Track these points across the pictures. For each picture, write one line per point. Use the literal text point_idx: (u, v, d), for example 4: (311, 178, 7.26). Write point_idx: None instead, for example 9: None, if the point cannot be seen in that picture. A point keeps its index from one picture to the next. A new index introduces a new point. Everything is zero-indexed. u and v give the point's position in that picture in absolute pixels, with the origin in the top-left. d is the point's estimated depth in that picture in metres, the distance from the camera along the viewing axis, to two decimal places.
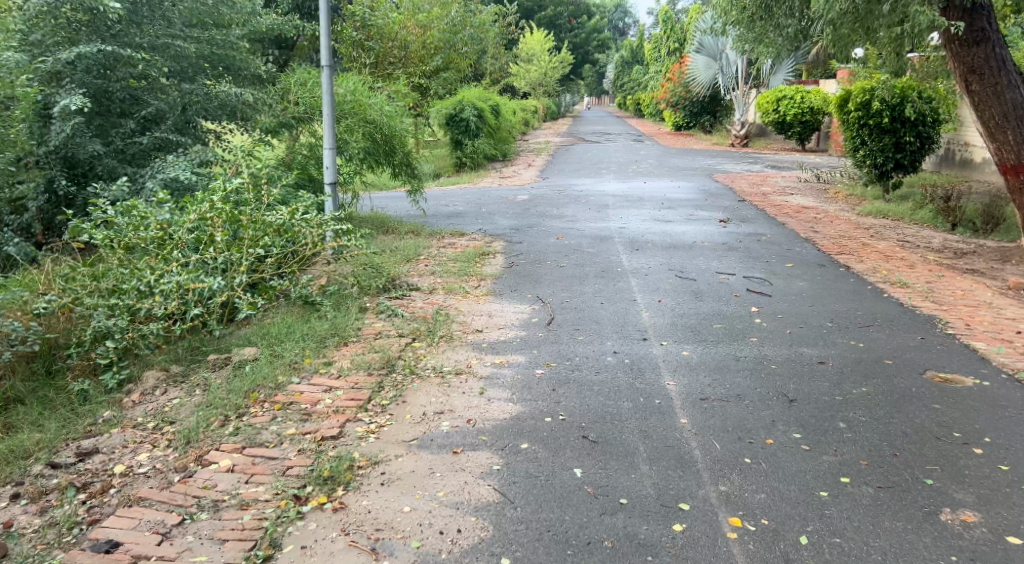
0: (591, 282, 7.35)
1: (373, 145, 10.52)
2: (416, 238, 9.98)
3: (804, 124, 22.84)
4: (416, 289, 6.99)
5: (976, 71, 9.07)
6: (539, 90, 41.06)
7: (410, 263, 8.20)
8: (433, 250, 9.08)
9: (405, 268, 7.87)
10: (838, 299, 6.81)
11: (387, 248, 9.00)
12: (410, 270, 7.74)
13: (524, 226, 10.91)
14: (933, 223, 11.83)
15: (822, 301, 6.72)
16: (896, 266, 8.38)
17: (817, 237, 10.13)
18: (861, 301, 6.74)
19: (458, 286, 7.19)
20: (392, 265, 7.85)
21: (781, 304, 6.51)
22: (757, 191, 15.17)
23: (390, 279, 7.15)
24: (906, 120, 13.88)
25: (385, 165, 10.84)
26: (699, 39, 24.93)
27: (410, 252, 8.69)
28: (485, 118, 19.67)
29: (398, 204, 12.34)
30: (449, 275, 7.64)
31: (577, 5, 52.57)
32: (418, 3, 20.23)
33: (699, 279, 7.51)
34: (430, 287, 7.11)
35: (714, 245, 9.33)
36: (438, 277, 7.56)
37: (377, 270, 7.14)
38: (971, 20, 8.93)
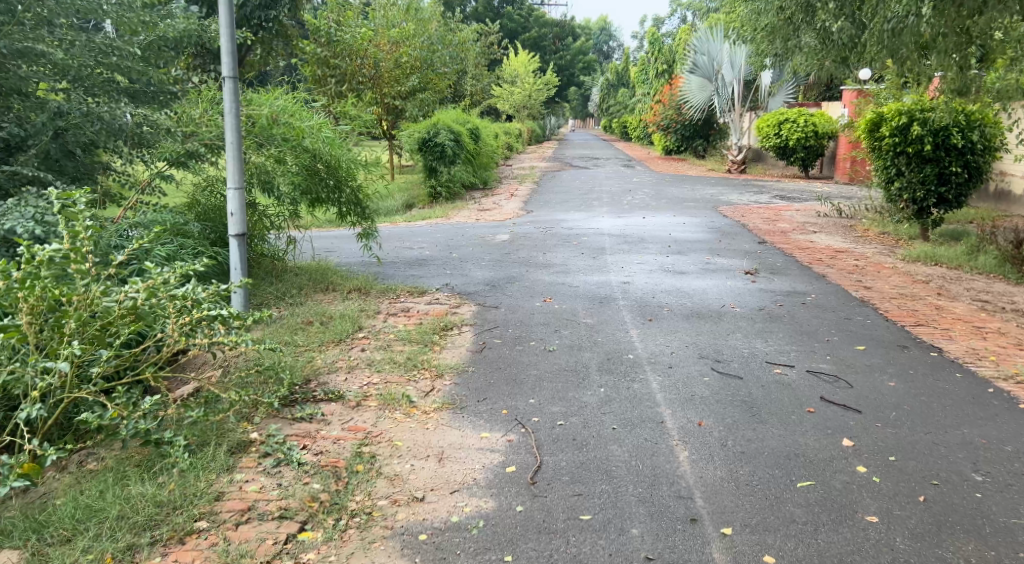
0: (595, 383, 5.12)
1: (310, 177, 8.23)
2: (361, 299, 7.74)
3: (809, 149, 20.81)
4: (333, 403, 4.72)
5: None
6: (524, 114, 38.88)
7: (335, 350, 5.93)
8: (379, 320, 6.84)
9: (325, 361, 5.57)
10: (959, 416, 4.61)
11: (317, 319, 6.74)
12: (330, 366, 5.44)
13: (501, 280, 8.67)
14: (1002, 271, 9.76)
15: (939, 421, 4.52)
16: (1003, 347, 6.19)
17: (874, 297, 7.94)
18: (993, 420, 4.56)
19: (397, 392, 4.92)
20: (308, 359, 5.56)
21: (885, 433, 4.31)
22: (775, 228, 13.04)
23: (296, 387, 4.87)
24: (952, 147, 11.68)
25: (325, 203, 8.54)
26: (694, 56, 22.30)
27: (345, 326, 6.43)
28: (463, 143, 17.49)
29: (349, 248, 10.15)
30: (389, 372, 5.36)
31: (562, 26, 50.71)
32: (391, 19, 18.12)
33: (749, 379, 5.26)
34: (355, 396, 4.82)
35: (748, 311, 7.12)
36: (371, 376, 5.29)
37: (280, 371, 4.85)
38: None
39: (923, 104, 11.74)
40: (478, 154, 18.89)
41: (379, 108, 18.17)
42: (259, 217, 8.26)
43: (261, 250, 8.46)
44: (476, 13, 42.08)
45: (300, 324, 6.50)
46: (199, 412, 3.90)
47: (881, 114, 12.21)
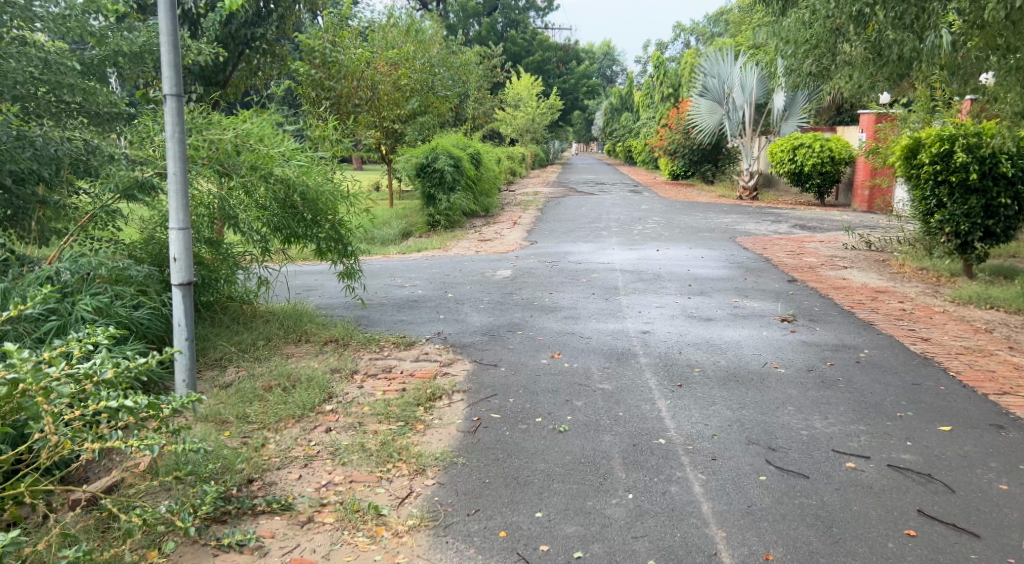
0: (620, 486, 4.14)
1: (287, 215, 6.67)
2: (332, 352, 6.55)
3: (825, 175, 19.50)
4: (275, 520, 3.80)
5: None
6: (527, 137, 37.70)
7: (293, 432, 4.75)
8: (351, 385, 5.62)
9: (276, 451, 4.46)
10: None
11: (280, 384, 5.53)
12: (281, 458, 4.36)
13: (501, 328, 7.43)
14: None
15: None
16: None
17: (937, 352, 6.62)
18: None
19: (361, 500, 3.97)
20: (253, 448, 4.43)
21: None
22: (802, 262, 11.76)
23: (229, 494, 3.93)
24: (1001, 175, 9.41)
25: (301, 240, 6.89)
26: (703, 79, 20.95)
27: (313, 394, 5.28)
28: (463, 169, 16.35)
29: (327, 290, 8.98)
30: (354, 466, 4.29)
31: (566, 50, 49.98)
32: (390, 40, 16.95)
33: (817, 478, 4.22)
34: (306, 507, 3.89)
35: (795, 373, 5.93)
36: (333, 472, 4.24)
37: (207, 475, 3.94)
38: None
39: (967, 128, 9.50)
40: (480, 181, 17.76)
41: (378, 132, 16.98)
42: (225, 256, 6.70)
43: (230, 292, 6.95)
44: (478, 36, 41.67)
45: (257, 391, 5.33)
46: (77, 552, 3.01)
47: (917, 137, 9.83)
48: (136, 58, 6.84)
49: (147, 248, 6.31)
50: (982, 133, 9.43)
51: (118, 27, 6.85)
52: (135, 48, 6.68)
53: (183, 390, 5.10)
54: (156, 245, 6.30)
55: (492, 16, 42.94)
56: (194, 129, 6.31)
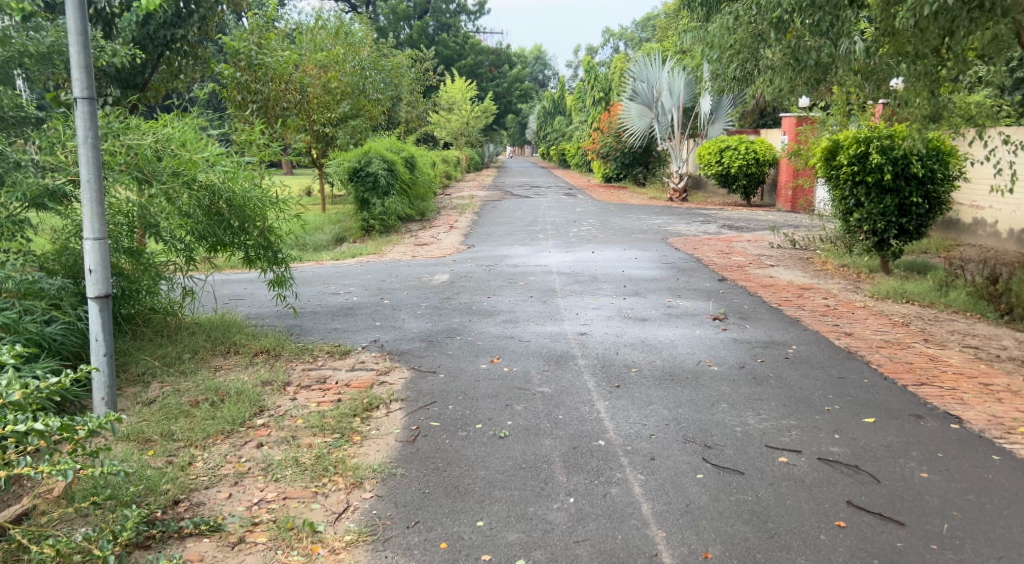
0: (560, 490, 4.11)
1: (212, 223, 6.40)
2: (263, 363, 6.37)
3: (751, 176, 19.89)
4: (205, 542, 3.69)
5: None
6: (461, 141, 37.58)
7: (222, 449, 4.60)
8: (282, 398, 5.45)
9: (204, 469, 4.32)
10: (1008, 526, 3.81)
11: (207, 398, 5.35)
12: (210, 476, 4.23)
13: (439, 334, 7.34)
14: (972, 308, 8.35)
15: (995, 537, 3.72)
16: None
17: (859, 345, 6.78)
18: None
19: (294, 518, 3.87)
20: (179, 467, 4.29)
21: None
22: (731, 261, 11.94)
23: (153, 518, 3.82)
24: (913, 175, 9.68)
25: (228, 247, 6.64)
26: (632, 82, 20.95)
27: (245, 408, 5.11)
28: (397, 173, 16.19)
29: (256, 300, 8.77)
30: (288, 482, 4.19)
31: (498, 54, 50.09)
32: (318, 42, 16.68)
33: (753, 473, 4.26)
34: (237, 527, 3.79)
35: (727, 371, 6.00)
36: (265, 488, 4.13)
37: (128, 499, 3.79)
38: None
39: (881, 130, 9.76)
40: (414, 185, 17.60)
41: (308, 135, 16.69)
42: (146, 266, 6.44)
43: (153, 304, 6.67)
44: (410, 39, 41.59)
45: (184, 407, 5.15)
46: None
47: (836, 139, 10.08)
48: (43, 59, 6.55)
49: (61, 260, 6.04)
50: (895, 135, 9.69)
51: (23, 27, 6.55)
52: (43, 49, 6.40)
53: (101, 408, 4.94)
54: (70, 256, 6.03)
55: (423, 19, 42.76)
56: (110, 133, 6.03)
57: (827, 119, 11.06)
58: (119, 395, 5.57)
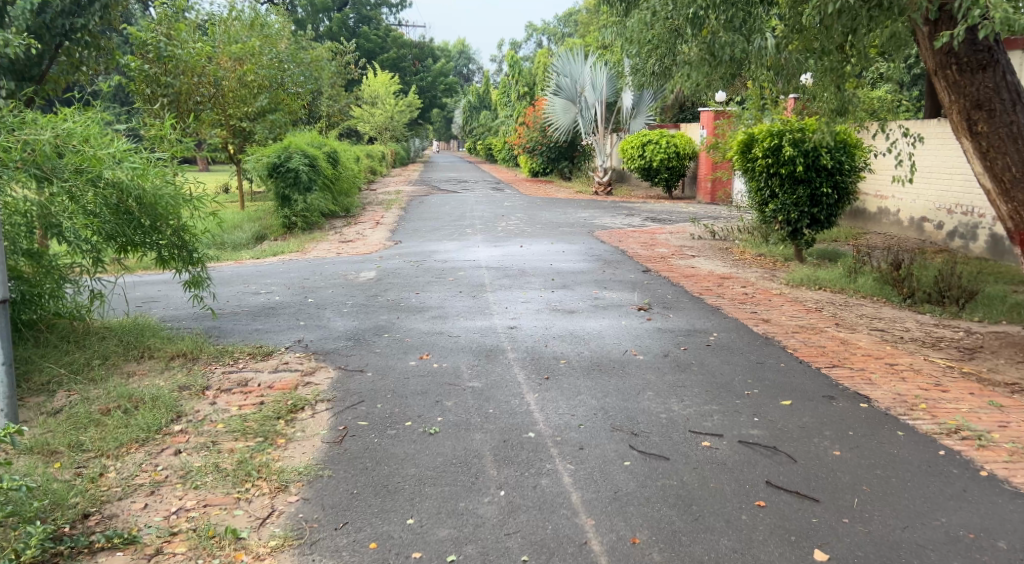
0: (491, 484, 4.18)
1: (120, 221, 6.19)
2: (178, 366, 6.26)
3: (673, 169, 20.30)
4: (118, 556, 3.69)
5: (985, 104, 6.22)
6: (386, 136, 37.26)
7: (136, 458, 4.55)
8: (201, 402, 5.38)
9: (117, 480, 4.28)
10: (912, 498, 4.04)
11: (119, 406, 5.24)
12: (122, 487, 4.20)
13: (366, 332, 7.33)
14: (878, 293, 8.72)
15: (902, 509, 3.95)
16: (926, 391, 5.43)
17: (776, 331, 7.03)
18: (966, 500, 4.03)
19: (216, 525, 3.89)
20: (89, 479, 4.25)
21: (839, 539, 3.72)
22: (655, 253, 12.19)
23: (61, 533, 3.80)
24: (824, 167, 10.05)
25: (139, 248, 6.45)
26: (556, 77, 21.13)
27: (160, 415, 5.04)
28: (319, 168, 15.99)
29: (171, 302, 8.59)
30: (208, 489, 4.19)
31: (421, 47, 49.79)
32: (233, 34, 16.33)
33: (677, 458, 4.40)
34: (154, 539, 3.79)
35: (652, 360, 6.15)
36: (184, 497, 4.12)
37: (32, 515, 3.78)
38: (972, 35, 6.19)
39: (793, 123, 10.09)
40: (338, 180, 17.41)
41: (224, 130, 16.34)
42: (48, 268, 6.22)
43: (58, 309, 6.41)
44: (329, 32, 40.99)
45: (93, 416, 5.05)
46: None
47: (751, 133, 10.38)
48: None
49: None
50: (806, 128, 10.03)
51: None
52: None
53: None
54: None
55: (343, 12, 42.22)
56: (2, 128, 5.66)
57: (742, 112, 11.34)
58: (20, 405, 5.42)
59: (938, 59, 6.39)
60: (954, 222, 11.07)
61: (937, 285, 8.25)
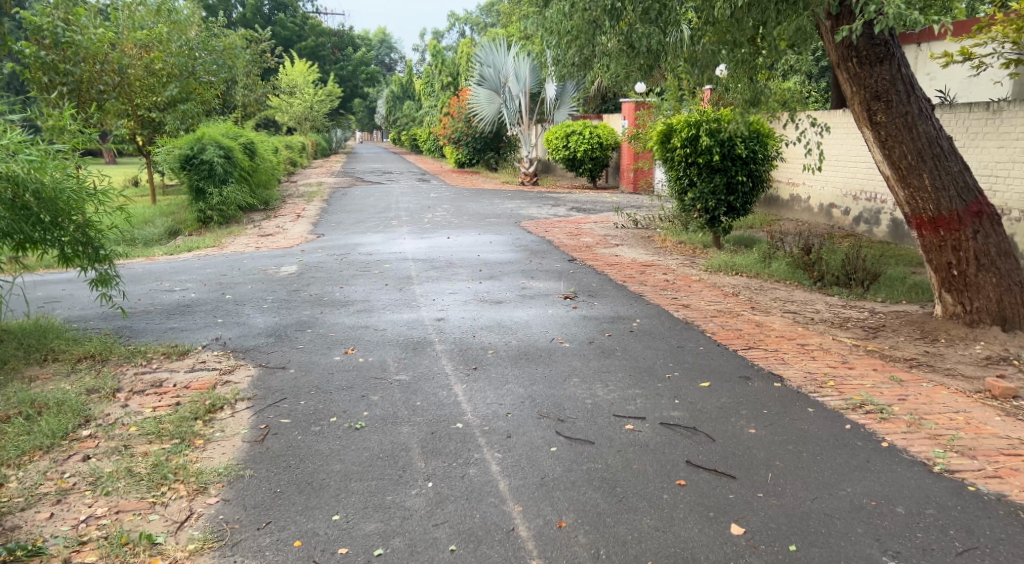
0: (419, 476, 4.24)
1: (18, 216, 5.96)
2: (85, 368, 6.10)
3: (596, 160, 20.58)
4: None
5: (883, 96, 6.52)
6: (306, 127, 36.66)
7: (40, 465, 4.45)
8: (115, 406, 5.26)
9: (19, 490, 4.20)
10: (821, 471, 4.25)
11: (21, 412, 5.10)
12: (26, 497, 4.12)
13: (288, 328, 7.28)
14: (792, 278, 9.04)
15: (813, 482, 4.15)
16: (835, 370, 5.69)
17: (696, 316, 7.25)
18: (869, 470, 4.26)
19: (131, 532, 3.86)
20: None
21: (754, 514, 3.90)
22: (579, 243, 12.34)
23: None
24: (738, 156, 10.35)
25: (38, 246, 6.29)
26: (479, 67, 21.20)
27: (67, 421, 4.92)
28: (236, 160, 15.66)
29: (77, 303, 8.34)
30: (120, 495, 4.14)
31: (341, 36, 49.03)
32: (138, 20, 15.88)
33: (599, 444, 4.53)
34: (61, 549, 3.74)
35: (576, 347, 6.28)
36: (94, 504, 4.07)
37: None
38: (870, 29, 6.48)
39: (709, 113, 10.34)
40: (255, 172, 17.09)
41: (131, 121, 15.86)
42: None
43: None
44: (244, 19, 40.07)
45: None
46: None
47: (669, 123, 10.60)
48: None
49: None
50: (721, 118, 10.30)
51: None
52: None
53: None
54: None
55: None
56: None
57: (661, 102, 11.56)
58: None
59: (839, 52, 6.65)
60: (859, 207, 11.53)
61: (845, 268, 8.63)
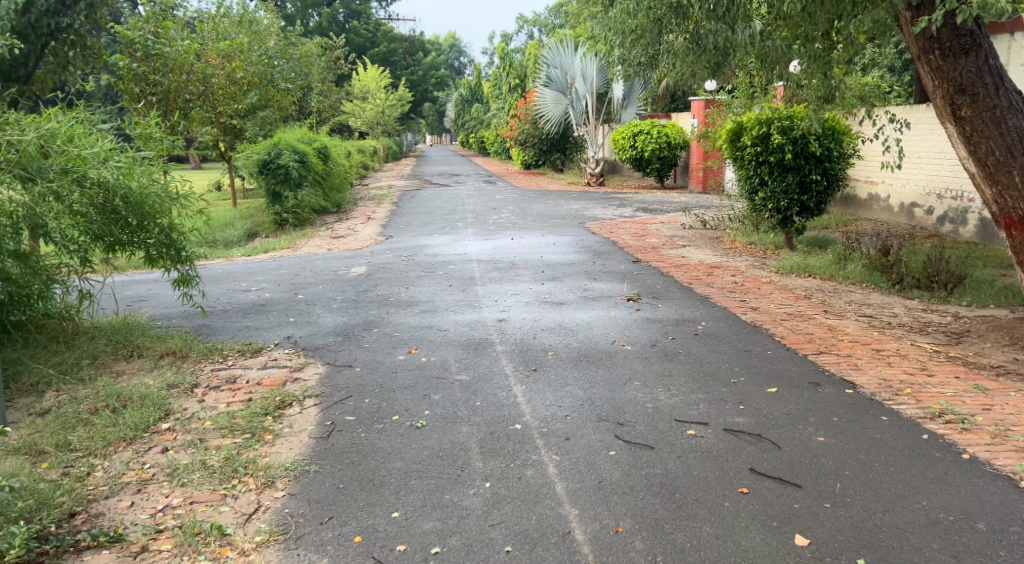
0: (477, 476, 4.24)
1: (108, 219, 6.19)
2: (167, 365, 6.28)
3: (664, 159, 20.35)
4: (103, 554, 3.75)
5: (968, 89, 6.28)
6: (377, 131, 37.23)
7: (123, 456, 4.60)
8: (192, 401, 5.40)
9: (104, 479, 4.34)
10: (893, 483, 4.10)
11: (107, 405, 5.28)
12: (110, 486, 4.26)
13: (355, 327, 7.38)
14: (868, 280, 8.77)
15: (884, 494, 4.00)
16: (912, 377, 5.49)
17: (764, 319, 7.09)
18: (947, 483, 4.09)
19: (203, 522, 3.95)
20: (77, 478, 4.31)
21: (820, 525, 3.78)
22: (644, 244, 12.13)
23: (48, 532, 3.85)
24: (812, 154, 10.08)
25: (127, 247, 6.44)
26: (547, 69, 21.20)
27: (148, 414, 5.07)
28: (310, 164, 15.98)
29: (159, 302, 8.60)
30: (195, 486, 4.25)
31: (412, 41, 49.65)
32: (222, 32, 16.39)
33: (660, 448, 4.46)
34: (140, 536, 3.85)
35: (639, 350, 6.20)
36: (171, 494, 4.19)
37: (20, 514, 3.84)
38: (954, 20, 6.25)
39: (781, 111, 10.12)
40: (329, 176, 17.41)
41: (215, 128, 16.32)
42: (36, 269, 6.09)
43: (47, 309, 6.35)
44: (319, 27, 40.86)
45: (82, 415, 5.09)
46: None
47: (739, 121, 10.42)
48: None
49: None
50: (793, 115, 10.07)
51: None
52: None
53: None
54: None
55: (332, 6, 42.15)
56: None
57: (731, 100, 11.35)
58: (9, 406, 5.44)
59: (920, 45, 6.44)
60: (944, 207, 11.13)
61: (926, 270, 8.30)
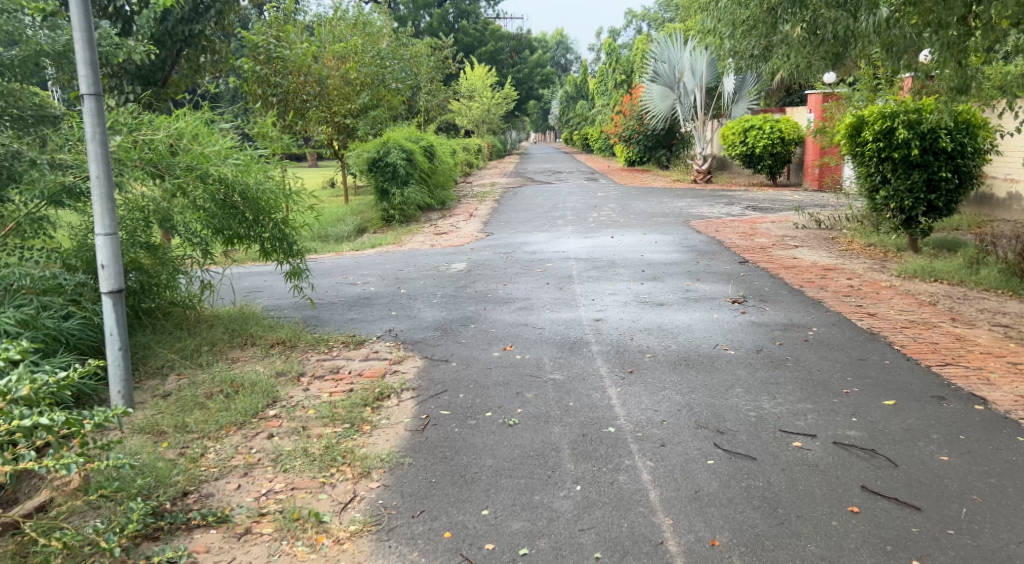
0: (568, 478, 4.09)
1: (225, 215, 6.30)
2: (277, 353, 6.37)
3: (775, 156, 19.63)
4: (212, 533, 3.77)
5: None
6: (483, 128, 37.44)
7: (233, 440, 4.66)
8: (299, 390, 5.45)
9: (216, 461, 4.41)
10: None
11: (222, 390, 5.39)
12: (220, 467, 4.32)
13: (454, 322, 7.33)
14: (1000, 286, 8.16)
15: (1016, 521, 3.65)
16: None
17: (881, 326, 6.67)
18: None
19: (301, 508, 3.94)
20: (190, 459, 4.38)
21: (940, 551, 3.47)
22: (753, 244, 11.71)
23: (162, 509, 3.92)
24: (942, 150, 9.44)
25: (244, 241, 6.56)
26: (655, 64, 20.81)
27: (257, 401, 5.14)
28: (417, 162, 16.12)
29: (272, 294, 8.79)
30: (296, 473, 4.26)
31: (519, 40, 49.71)
32: (338, 34, 16.74)
33: (764, 458, 4.21)
34: (244, 518, 3.87)
35: (744, 355, 5.92)
36: (273, 480, 4.20)
37: (137, 489, 3.93)
38: None
39: (907, 104, 9.53)
40: (434, 174, 17.54)
41: (329, 127, 16.65)
42: (164, 260, 6.35)
43: (172, 297, 6.54)
44: (430, 28, 41.33)
45: (199, 398, 5.22)
46: None
47: (860, 116, 9.88)
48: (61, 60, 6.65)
49: (82, 254, 5.80)
50: (921, 109, 9.46)
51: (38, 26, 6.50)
52: (58, 48, 6.42)
53: (119, 400, 4.96)
54: (90, 251, 5.79)
55: (442, 7, 42.57)
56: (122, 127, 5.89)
57: (852, 94, 10.78)
58: (138, 388, 5.61)
59: None
60: None
61: None
